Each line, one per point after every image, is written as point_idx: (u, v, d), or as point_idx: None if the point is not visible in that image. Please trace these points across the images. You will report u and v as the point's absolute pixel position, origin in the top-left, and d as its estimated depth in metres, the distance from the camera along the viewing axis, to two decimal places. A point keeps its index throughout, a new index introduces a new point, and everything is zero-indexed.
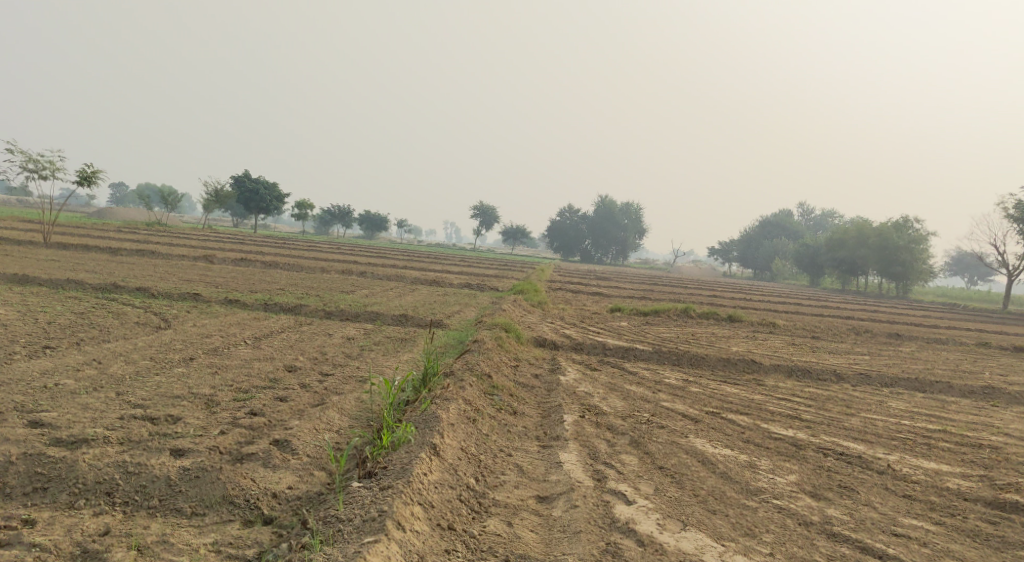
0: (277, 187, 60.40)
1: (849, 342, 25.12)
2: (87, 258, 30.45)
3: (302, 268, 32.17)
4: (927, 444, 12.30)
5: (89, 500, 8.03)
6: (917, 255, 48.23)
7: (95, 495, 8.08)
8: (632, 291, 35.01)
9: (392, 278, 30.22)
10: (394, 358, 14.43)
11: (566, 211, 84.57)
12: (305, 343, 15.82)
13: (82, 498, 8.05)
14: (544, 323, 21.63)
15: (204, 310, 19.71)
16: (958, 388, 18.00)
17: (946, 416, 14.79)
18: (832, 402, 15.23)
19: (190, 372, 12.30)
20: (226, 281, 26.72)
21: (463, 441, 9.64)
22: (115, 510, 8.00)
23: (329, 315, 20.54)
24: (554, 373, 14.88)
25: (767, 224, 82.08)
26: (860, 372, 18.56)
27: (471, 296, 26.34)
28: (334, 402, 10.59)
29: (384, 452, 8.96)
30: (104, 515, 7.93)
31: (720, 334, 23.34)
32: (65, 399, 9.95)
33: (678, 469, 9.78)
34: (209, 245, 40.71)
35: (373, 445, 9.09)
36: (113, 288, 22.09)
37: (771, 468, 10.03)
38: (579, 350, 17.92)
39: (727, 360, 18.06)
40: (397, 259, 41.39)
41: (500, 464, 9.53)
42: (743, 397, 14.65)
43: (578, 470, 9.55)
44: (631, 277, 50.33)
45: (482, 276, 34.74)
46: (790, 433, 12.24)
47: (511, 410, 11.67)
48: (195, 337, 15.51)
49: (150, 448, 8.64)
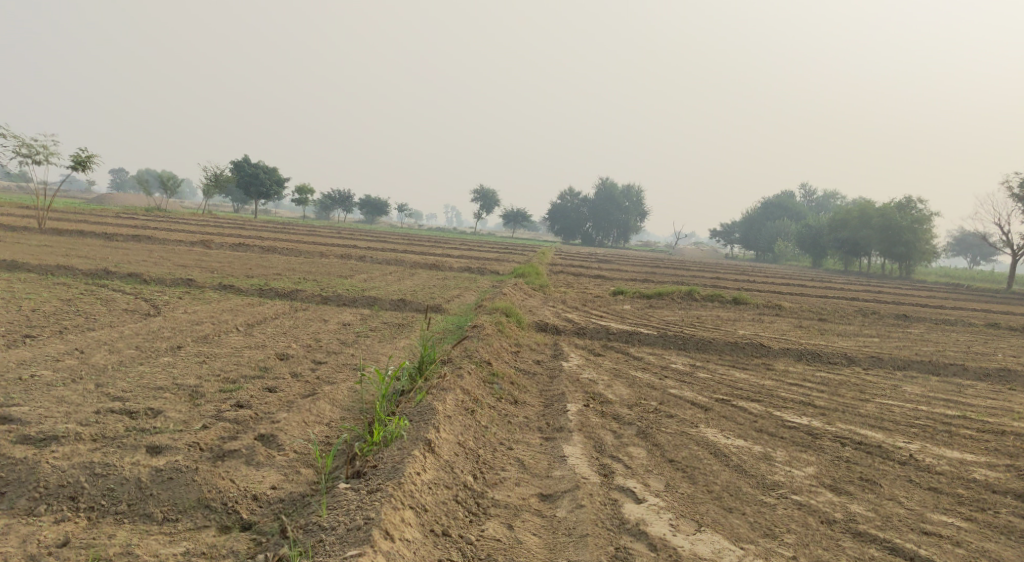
0: (277, 171, 59.70)
1: (857, 323, 24.55)
2: (81, 244, 29.88)
3: (300, 253, 31.61)
4: (948, 431, 11.75)
5: (50, 506, 7.49)
6: (919, 235, 47.61)
7: (57, 500, 7.54)
8: (635, 273, 34.46)
9: (391, 263, 29.66)
10: (391, 345, 13.90)
11: (567, 193, 83.85)
12: (299, 329, 15.29)
13: (43, 503, 7.51)
14: (545, 307, 21.08)
15: (198, 296, 19.16)
16: (972, 371, 17.43)
17: (963, 401, 14.22)
18: (845, 386, 14.68)
19: (175, 361, 11.76)
20: (221, 266, 26.18)
21: (461, 435, 9.09)
22: (78, 516, 7.46)
23: (325, 300, 19.98)
24: (556, 359, 14.33)
25: (769, 205, 81.40)
26: (872, 356, 17.97)
27: (471, 280, 25.79)
28: (325, 393, 10.04)
29: (374, 449, 8.41)
30: (66, 522, 7.40)
31: (725, 317, 22.76)
32: (39, 391, 9.42)
33: (690, 463, 9.23)
34: (207, 230, 40.15)
35: (363, 442, 8.55)
36: (104, 274, 21.52)
37: (789, 460, 9.49)
38: (581, 334, 17.37)
39: (734, 344, 17.48)
40: (398, 243, 40.82)
41: (500, 459, 8.98)
42: (753, 382, 14.12)
43: (583, 464, 9.00)
44: (632, 260, 49.80)
45: (483, 259, 34.18)
46: (805, 422, 11.70)
47: (511, 400, 11.14)
48: (185, 324, 14.95)
49: (124, 446, 8.10)
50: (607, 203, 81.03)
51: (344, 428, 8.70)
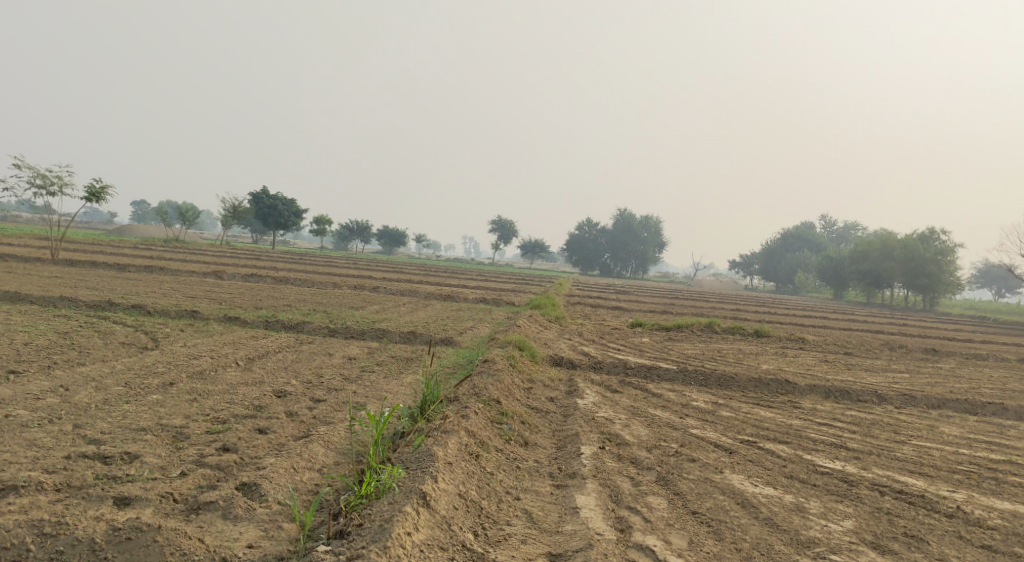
0: (294, 202, 59.35)
1: (884, 358, 23.61)
2: (91, 275, 29.40)
3: (311, 284, 31.04)
4: (993, 480, 10.86)
5: None
6: (943, 266, 46.59)
7: None
8: (653, 305, 33.63)
9: (404, 294, 29.02)
10: (395, 382, 13.17)
11: (585, 224, 83.12)
12: (301, 364, 14.57)
13: None
14: (561, 339, 20.31)
15: (201, 329, 18.51)
16: (1012, 410, 16.48)
17: (1006, 444, 13.31)
18: (878, 426, 13.80)
19: (165, 400, 11.05)
20: (230, 298, 25.59)
21: (462, 484, 8.31)
22: None
23: (332, 332, 19.29)
24: (571, 396, 13.52)
25: (789, 237, 80.35)
26: (904, 393, 17.03)
27: (485, 311, 25.09)
28: (319, 434, 9.29)
29: (362, 505, 7.67)
30: None
31: (748, 351, 21.85)
32: (9, 434, 8.77)
33: (715, 515, 8.42)
34: (222, 261, 39.74)
35: (351, 495, 7.82)
36: (108, 305, 20.98)
37: (824, 512, 8.66)
38: (598, 369, 16.54)
39: (758, 380, 16.60)
40: (413, 274, 40.24)
41: (504, 511, 8.21)
42: (779, 422, 13.26)
43: (597, 519, 8.21)
44: (651, 291, 48.87)
45: (499, 290, 33.46)
46: (838, 467, 10.85)
47: (521, 441, 10.37)
48: (182, 358, 14.26)
49: (88, 498, 7.46)
50: (625, 233, 80.29)
51: (330, 478, 7.97)
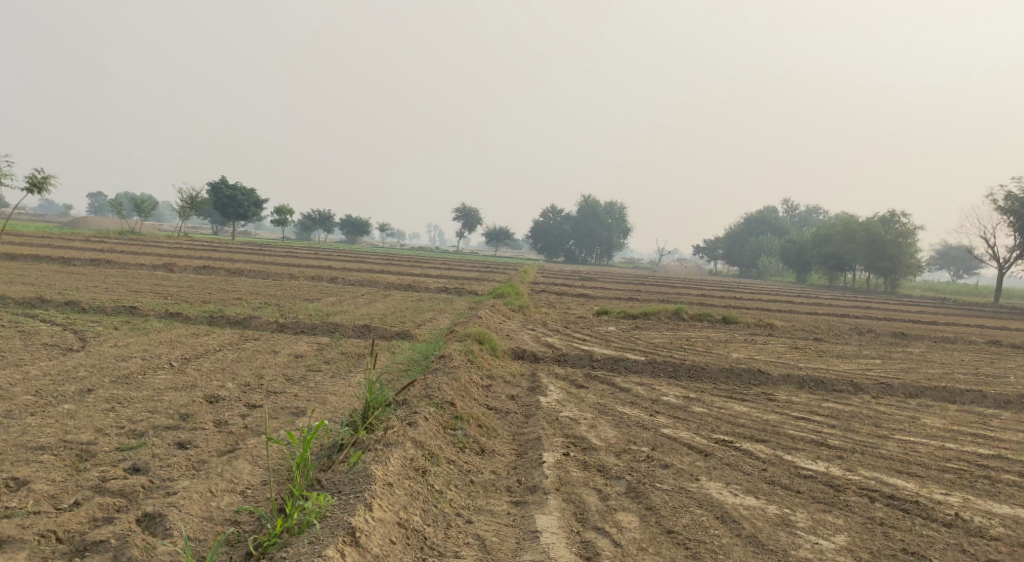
0: (254, 192, 57.60)
1: (854, 343, 22.87)
2: (32, 269, 27.83)
3: (266, 275, 29.71)
4: (987, 479, 10.07)
5: None
6: (904, 248, 46.25)
7: None
8: (618, 292, 32.66)
9: (363, 284, 27.79)
10: (342, 383, 12.06)
11: (549, 211, 82.06)
12: (240, 364, 13.38)
13: None
14: (524, 330, 19.28)
15: (139, 326, 17.21)
16: (992, 398, 15.72)
17: (993, 436, 12.53)
18: (858, 420, 12.96)
19: (78, 410, 9.86)
20: (178, 291, 24.26)
21: (403, 510, 7.39)
22: None
23: (281, 328, 18.07)
24: (533, 394, 12.53)
25: (752, 222, 79.97)
26: (880, 381, 16.23)
27: (446, 301, 23.97)
28: (246, 449, 8.19)
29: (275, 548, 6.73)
30: None
31: (716, 339, 20.99)
32: None
33: (693, 536, 7.63)
34: (176, 253, 38.22)
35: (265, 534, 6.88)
36: (41, 302, 19.57)
37: (813, 526, 7.97)
38: (561, 362, 15.54)
39: (730, 370, 15.71)
40: (375, 264, 38.97)
41: (453, 541, 7.30)
42: (755, 418, 12.37)
43: (560, 546, 7.37)
44: (616, 277, 48.00)
45: (461, 279, 32.32)
46: (823, 469, 10.00)
47: (477, 449, 9.38)
48: (108, 360, 13.04)
49: None
50: (590, 220, 79.47)
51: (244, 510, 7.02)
